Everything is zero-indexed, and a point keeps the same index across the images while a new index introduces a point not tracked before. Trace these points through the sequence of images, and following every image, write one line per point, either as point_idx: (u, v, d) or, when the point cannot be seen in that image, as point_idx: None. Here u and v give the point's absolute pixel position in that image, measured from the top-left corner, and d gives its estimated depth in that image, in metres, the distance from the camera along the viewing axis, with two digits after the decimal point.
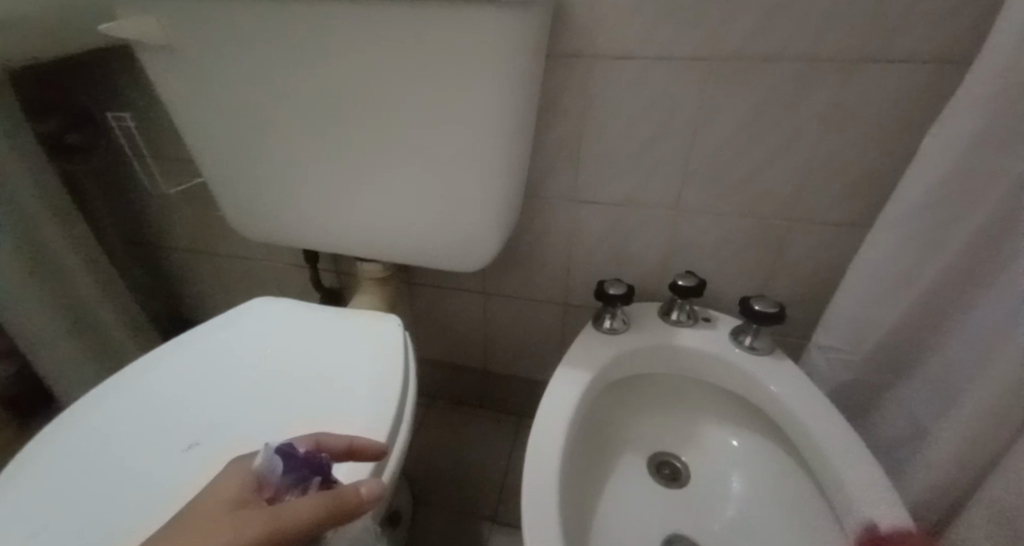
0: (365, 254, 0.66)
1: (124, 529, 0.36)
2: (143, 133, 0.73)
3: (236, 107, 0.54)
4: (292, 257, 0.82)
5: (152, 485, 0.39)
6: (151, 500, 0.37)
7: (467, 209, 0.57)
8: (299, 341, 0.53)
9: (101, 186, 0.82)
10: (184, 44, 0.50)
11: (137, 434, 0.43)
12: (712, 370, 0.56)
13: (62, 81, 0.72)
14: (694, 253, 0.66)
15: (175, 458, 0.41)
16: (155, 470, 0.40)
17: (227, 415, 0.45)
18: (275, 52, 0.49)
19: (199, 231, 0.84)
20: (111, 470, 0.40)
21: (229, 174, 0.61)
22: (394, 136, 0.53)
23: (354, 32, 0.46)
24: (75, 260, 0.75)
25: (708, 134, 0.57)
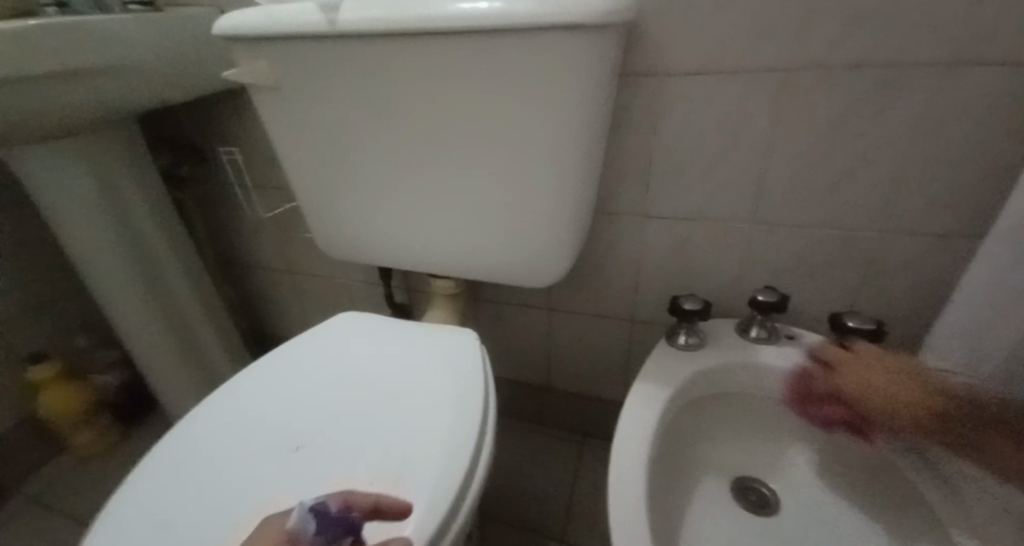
0: (439, 273, 0.69)
1: (239, 525, 0.39)
2: (245, 164, 0.82)
3: (330, 137, 0.59)
4: (368, 275, 0.87)
5: (263, 486, 0.42)
6: (265, 500, 0.41)
7: (540, 227, 0.59)
8: (385, 355, 0.57)
9: (205, 212, 0.92)
10: (289, 83, 0.56)
11: (248, 438, 0.47)
12: (799, 390, 0.53)
13: (180, 121, 0.82)
14: (772, 268, 0.64)
15: (282, 462, 0.44)
16: (265, 473, 0.43)
17: (324, 423, 0.48)
18: (368, 88, 0.54)
19: (285, 252, 0.91)
20: (228, 469, 0.44)
21: (319, 198, 0.66)
22: (471, 159, 0.56)
23: (439, 64, 0.50)
24: (182, 280, 0.84)
25: (787, 146, 0.56)
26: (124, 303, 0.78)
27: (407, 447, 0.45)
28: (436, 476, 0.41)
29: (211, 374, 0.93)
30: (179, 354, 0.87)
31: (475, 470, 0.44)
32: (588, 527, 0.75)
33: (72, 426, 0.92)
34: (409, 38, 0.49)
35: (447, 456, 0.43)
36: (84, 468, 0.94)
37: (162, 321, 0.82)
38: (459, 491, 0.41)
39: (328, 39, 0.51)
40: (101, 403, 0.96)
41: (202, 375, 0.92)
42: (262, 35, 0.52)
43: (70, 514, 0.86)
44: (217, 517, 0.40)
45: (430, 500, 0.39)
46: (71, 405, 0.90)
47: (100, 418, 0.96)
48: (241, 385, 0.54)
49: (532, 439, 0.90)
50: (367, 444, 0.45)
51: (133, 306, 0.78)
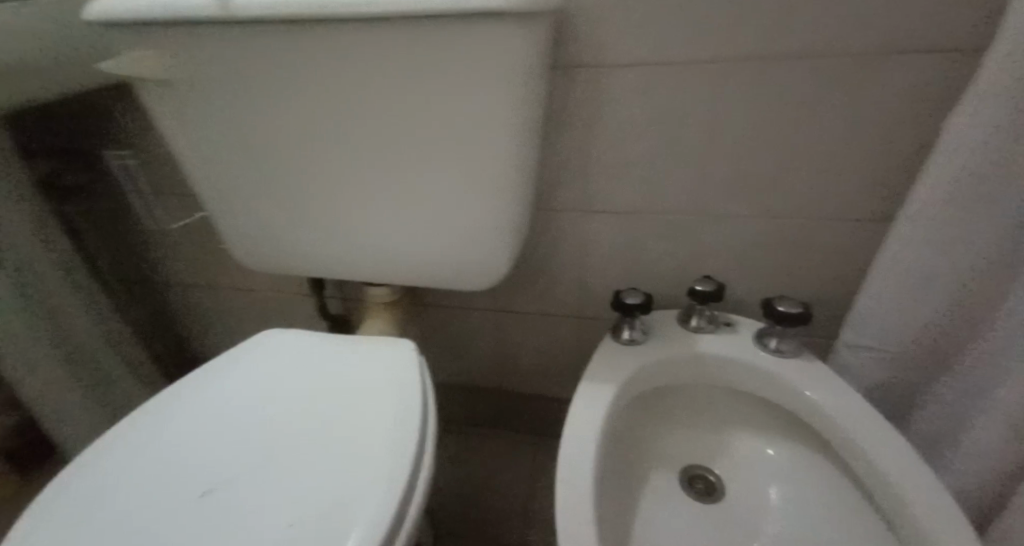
0: (373, 279, 0.65)
1: None
2: (142, 169, 0.72)
3: (239, 137, 0.53)
4: (297, 286, 0.81)
5: (169, 531, 0.36)
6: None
7: (477, 228, 0.56)
8: (314, 372, 0.52)
9: (100, 224, 0.81)
10: (183, 78, 0.49)
11: (153, 478, 0.41)
12: (738, 377, 0.54)
13: (57, 123, 0.71)
14: (708, 258, 0.65)
15: (194, 500, 0.39)
16: (173, 515, 0.38)
17: (244, 451, 0.43)
18: (278, 82, 0.48)
19: (199, 265, 0.82)
20: (122, 520, 0.37)
21: (231, 205, 0.59)
22: (399, 158, 0.52)
23: (355, 56, 0.46)
24: (76, 302, 0.73)
25: (717, 138, 0.57)
26: None
27: (339, 468, 0.41)
28: (369, 500, 0.37)
29: (118, 405, 0.83)
30: (78, 387, 0.76)
31: (415, 491, 0.40)
32: (543, 527, 0.74)
33: None
34: (320, 26, 0.44)
35: (382, 478, 0.39)
36: None
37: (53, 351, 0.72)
38: (397, 516, 0.37)
39: (226, 26, 0.45)
40: None
41: (110, 408, 0.82)
42: (145, 21, 0.45)
43: None
44: None
45: (369, 525, 0.36)
46: None
47: None
48: (145, 420, 0.47)
49: (483, 442, 0.88)
50: (295, 470, 0.41)
51: (12, 335, 0.67)
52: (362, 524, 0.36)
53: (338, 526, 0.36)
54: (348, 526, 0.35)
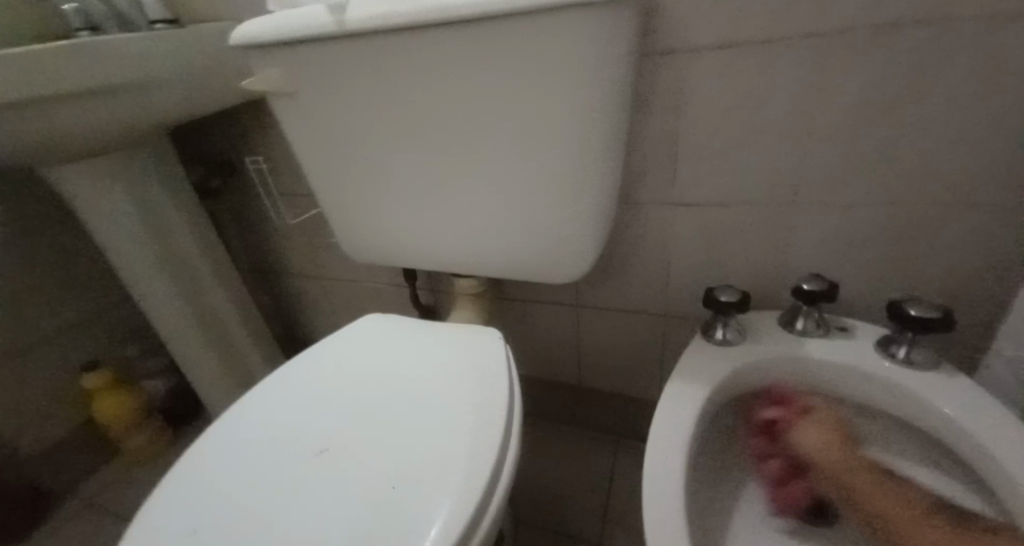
0: (460, 271, 0.67)
1: (265, 526, 0.39)
2: (270, 172, 0.83)
3: (345, 139, 0.59)
4: (393, 277, 0.88)
5: (286, 488, 0.42)
6: (290, 501, 0.40)
7: (560, 222, 0.56)
8: (407, 356, 0.56)
9: (238, 220, 0.95)
10: (302, 88, 0.56)
11: (272, 440, 0.47)
12: (858, 388, 0.48)
13: (209, 135, 0.85)
14: (818, 255, 0.58)
15: (306, 463, 0.44)
16: (290, 475, 0.43)
17: (347, 424, 0.47)
18: (378, 86, 0.53)
19: (313, 258, 0.92)
20: (253, 475, 0.43)
21: (338, 200, 0.66)
22: (487, 153, 0.54)
23: (448, 57, 0.48)
24: (218, 288, 0.87)
25: (827, 121, 0.51)
26: (165, 312, 0.81)
27: (429, 445, 0.43)
28: (458, 480, 0.39)
29: (247, 379, 0.96)
30: (219, 361, 0.90)
31: (500, 476, 0.42)
32: (623, 530, 0.72)
33: (124, 431, 0.97)
34: (417, 31, 0.47)
35: (470, 462, 0.41)
36: (138, 470, 0.99)
37: (202, 329, 0.85)
38: (483, 499, 0.39)
39: (338, 39, 0.50)
40: (150, 408, 1.00)
41: (240, 379, 0.95)
42: (272, 41, 0.52)
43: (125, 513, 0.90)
44: (245, 519, 0.39)
45: (455, 501, 0.38)
46: (121, 412, 0.94)
47: (151, 423, 1.00)
48: (267, 391, 0.54)
49: (564, 438, 0.88)
50: (390, 444, 0.44)
51: (174, 315, 0.82)
52: (451, 504, 0.38)
53: (429, 503, 0.38)
54: (438, 504, 0.38)
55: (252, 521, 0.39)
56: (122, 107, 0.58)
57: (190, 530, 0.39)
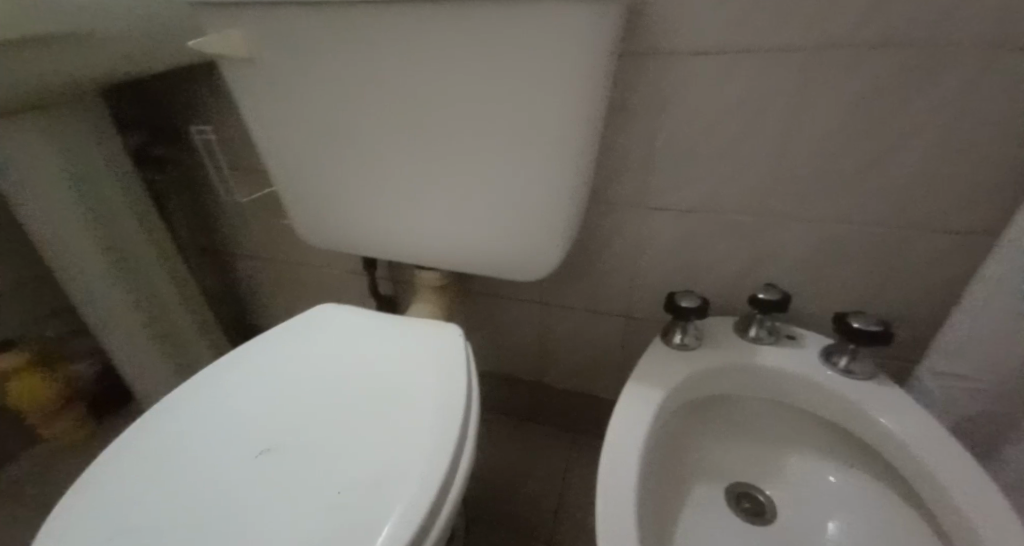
0: (424, 262, 0.65)
1: (202, 527, 0.36)
2: (221, 144, 0.78)
3: (308, 117, 0.55)
4: (353, 264, 0.84)
5: (227, 486, 0.39)
6: (231, 500, 0.38)
7: (530, 218, 0.55)
8: (363, 349, 0.53)
9: (181, 194, 0.88)
10: (262, 58, 0.52)
11: (212, 436, 0.43)
12: (803, 393, 0.51)
13: (152, 98, 0.78)
14: (775, 265, 0.61)
15: (250, 459, 0.41)
16: (231, 472, 0.40)
17: (296, 418, 0.45)
18: (347, 63, 0.50)
19: (266, 239, 0.87)
20: (189, 471, 0.40)
21: (296, 181, 0.62)
22: (461, 142, 0.52)
23: (426, 39, 0.46)
24: (157, 266, 0.80)
25: (792, 136, 0.53)
26: (94, 289, 0.74)
27: (385, 441, 0.42)
28: (415, 477, 0.38)
29: (187, 365, 0.90)
30: (156, 344, 0.83)
31: (457, 476, 0.41)
32: (576, 526, 0.73)
33: (43, 416, 0.89)
34: (394, 7, 0.45)
35: (427, 460, 0.40)
36: (58, 460, 0.91)
37: (137, 310, 0.79)
38: (440, 496, 0.38)
39: (307, 8, 0.46)
40: (74, 393, 0.92)
41: (179, 364, 0.88)
42: (230, 3, 0.48)
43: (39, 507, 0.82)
44: (178, 521, 0.36)
45: (412, 498, 0.37)
46: (39, 397, 0.86)
47: (74, 408, 0.92)
48: (207, 382, 0.50)
49: (521, 434, 0.88)
50: (343, 440, 0.42)
51: (105, 293, 0.75)
52: (406, 504, 0.36)
53: (383, 503, 0.36)
54: (392, 504, 0.36)
55: (187, 523, 0.36)
56: (51, 60, 0.51)
57: (114, 534, 0.36)
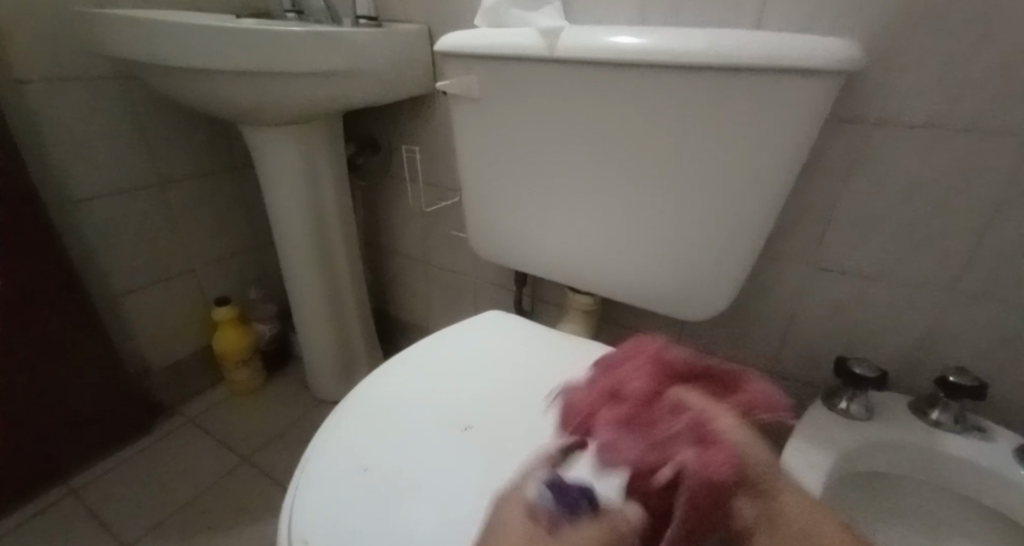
0: (581, 289, 0.70)
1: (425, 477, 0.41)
2: (420, 161, 0.92)
3: (509, 149, 0.63)
4: (502, 278, 0.93)
5: (439, 449, 0.44)
6: (443, 461, 0.43)
7: (701, 264, 0.58)
8: (536, 355, 0.59)
9: (372, 198, 1.04)
10: (487, 99, 0.61)
11: (417, 403, 0.50)
12: (994, 490, 0.47)
13: (371, 117, 0.94)
14: (960, 348, 0.57)
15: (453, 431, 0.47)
16: (440, 438, 0.46)
17: (485, 403, 0.50)
18: (557, 110, 0.56)
19: (431, 245, 1.00)
20: (406, 430, 0.46)
21: (484, 202, 0.71)
22: (649, 189, 0.56)
23: (641, 95, 0.51)
24: (342, 251, 0.96)
25: (1008, 218, 0.50)
26: (300, 264, 0.91)
27: None
28: None
29: (346, 342, 1.04)
30: (329, 318, 0.99)
31: None
32: None
33: (233, 364, 1.08)
34: (621, 66, 0.50)
35: None
36: (233, 402, 1.09)
37: (322, 287, 0.95)
38: None
39: (542, 62, 0.54)
40: (257, 349, 1.11)
41: (339, 341, 1.03)
42: (476, 55, 0.58)
43: (218, 438, 0.99)
44: (404, 468, 0.42)
45: None
46: (235, 347, 1.05)
47: (254, 362, 1.11)
48: (405, 360, 0.57)
49: None
50: (533, 432, 0.47)
51: (304, 268, 0.92)
52: None
53: None
54: None
55: (412, 472, 0.42)
56: (320, 90, 0.69)
57: (356, 468, 0.42)
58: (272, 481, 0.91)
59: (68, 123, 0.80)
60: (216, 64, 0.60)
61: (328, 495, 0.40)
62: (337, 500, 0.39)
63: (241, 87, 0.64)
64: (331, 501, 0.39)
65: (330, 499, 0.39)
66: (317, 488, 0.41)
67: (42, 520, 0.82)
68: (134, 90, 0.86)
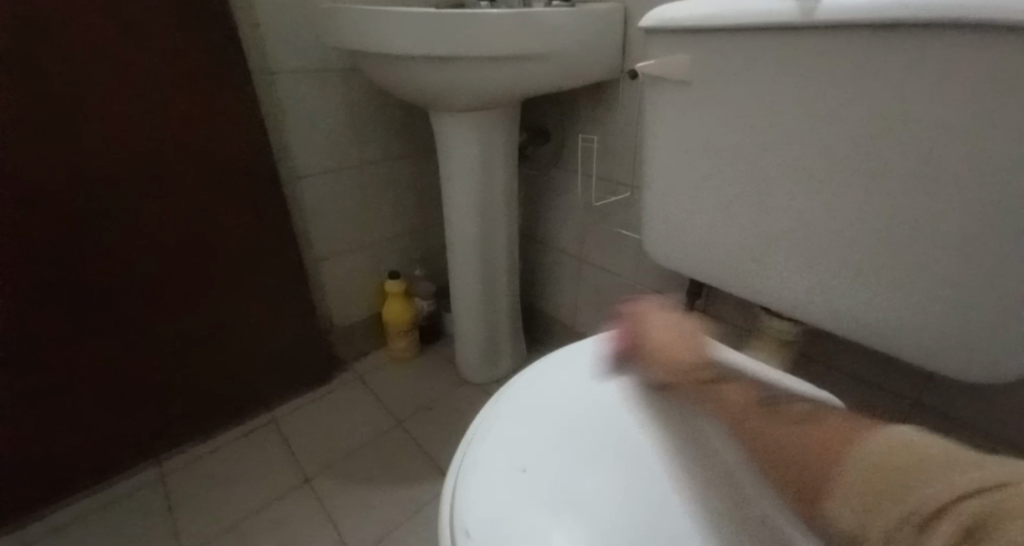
0: (781, 312, 0.57)
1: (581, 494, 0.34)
2: (596, 152, 0.86)
3: (712, 137, 0.54)
4: (672, 287, 0.83)
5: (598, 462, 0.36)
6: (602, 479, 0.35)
7: (986, 307, 0.41)
8: (721, 377, 0.47)
9: (537, 188, 1.02)
10: (696, 79, 0.53)
11: (579, 403, 0.43)
12: None
13: (551, 105, 0.91)
14: None
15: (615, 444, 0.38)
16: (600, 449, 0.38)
17: (657, 419, 0.41)
18: (792, 90, 0.46)
19: (594, 242, 0.95)
20: (564, 429, 0.40)
21: (669, 197, 0.63)
22: (923, 202, 0.41)
23: (940, 72, 0.37)
24: (503, 239, 0.96)
25: None
26: (463, 246, 0.94)
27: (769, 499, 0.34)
28: None
29: (495, 329, 1.06)
30: (482, 303, 1.01)
31: None
32: None
33: (396, 333, 1.17)
34: (907, 32, 0.37)
35: None
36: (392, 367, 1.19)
37: (480, 272, 0.97)
38: None
39: (780, 33, 0.44)
40: (417, 322, 1.19)
41: (489, 326, 1.04)
42: (691, 27, 0.50)
43: (376, 398, 1.10)
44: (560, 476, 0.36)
45: None
46: (399, 318, 1.14)
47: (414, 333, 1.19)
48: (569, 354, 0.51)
49: None
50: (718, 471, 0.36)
51: (466, 251, 0.94)
52: None
53: None
54: None
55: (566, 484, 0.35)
56: (508, 76, 0.67)
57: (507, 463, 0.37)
58: (418, 449, 0.97)
59: (295, 107, 0.92)
60: (414, 50, 0.62)
61: (480, 485, 0.35)
62: (491, 493, 0.35)
63: (434, 73, 0.66)
64: (483, 494, 0.35)
65: (480, 491, 0.35)
66: (469, 478, 0.36)
67: (245, 438, 0.99)
68: (347, 76, 0.95)
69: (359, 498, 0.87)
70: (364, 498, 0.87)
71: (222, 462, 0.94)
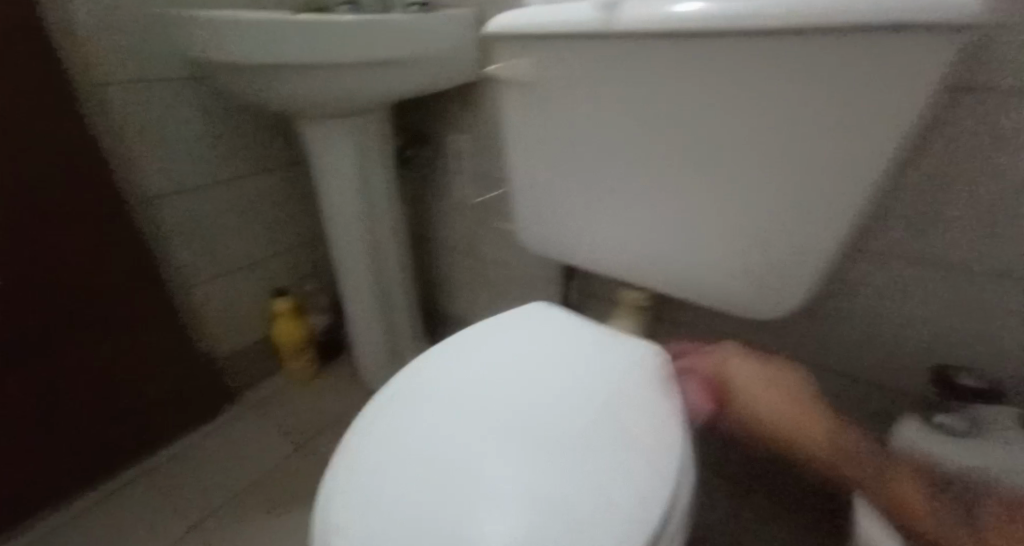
0: (636, 283, 0.65)
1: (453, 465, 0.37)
2: (470, 151, 0.90)
3: (560, 131, 0.60)
4: (552, 272, 0.90)
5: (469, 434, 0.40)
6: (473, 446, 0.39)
7: (775, 257, 0.51)
8: (580, 345, 0.53)
9: (420, 191, 1.03)
10: (539, 79, 0.58)
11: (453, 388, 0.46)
12: None
13: (422, 108, 0.93)
14: None
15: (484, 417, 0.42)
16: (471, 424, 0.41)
17: (522, 390, 0.45)
18: (614, 88, 0.52)
19: (480, 237, 0.99)
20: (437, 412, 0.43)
21: (533, 189, 0.68)
22: (722, 178, 0.50)
23: (718, 70, 0.44)
24: (391, 243, 0.96)
25: None
26: (350, 254, 0.93)
27: (613, 440, 0.39)
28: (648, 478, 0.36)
29: (394, 334, 1.05)
30: (377, 309, 1.00)
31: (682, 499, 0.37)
32: None
33: (290, 353, 1.12)
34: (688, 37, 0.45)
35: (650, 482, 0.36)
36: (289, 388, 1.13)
37: (370, 279, 0.96)
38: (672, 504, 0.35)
39: (598, 37, 0.50)
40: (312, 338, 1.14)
41: (388, 332, 1.04)
42: (527, 33, 0.55)
43: (274, 423, 1.03)
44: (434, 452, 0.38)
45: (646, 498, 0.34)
46: (291, 336, 1.09)
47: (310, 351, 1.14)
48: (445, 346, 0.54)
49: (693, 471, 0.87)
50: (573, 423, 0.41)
51: (353, 259, 0.93)
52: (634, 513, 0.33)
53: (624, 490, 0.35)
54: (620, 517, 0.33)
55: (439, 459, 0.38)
56: (369, 80, 0.68)
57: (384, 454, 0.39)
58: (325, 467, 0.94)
59: (139, 120, 0.84)
60: (264, 58, 0.60)
61: (356, 480, 0.37)
62: (367, 484, 0.36)
63: (293, 81, 0.64)
64: (360, 487, 0.36)
65: (357, 485, 0.36)
66: (347, 477, 0.38)
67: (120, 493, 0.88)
68: (199, 86, 0.89)
69: (267, 528, 0.82)
70: (270, 527, 0.82)
71: (92, 527, 0.83)
